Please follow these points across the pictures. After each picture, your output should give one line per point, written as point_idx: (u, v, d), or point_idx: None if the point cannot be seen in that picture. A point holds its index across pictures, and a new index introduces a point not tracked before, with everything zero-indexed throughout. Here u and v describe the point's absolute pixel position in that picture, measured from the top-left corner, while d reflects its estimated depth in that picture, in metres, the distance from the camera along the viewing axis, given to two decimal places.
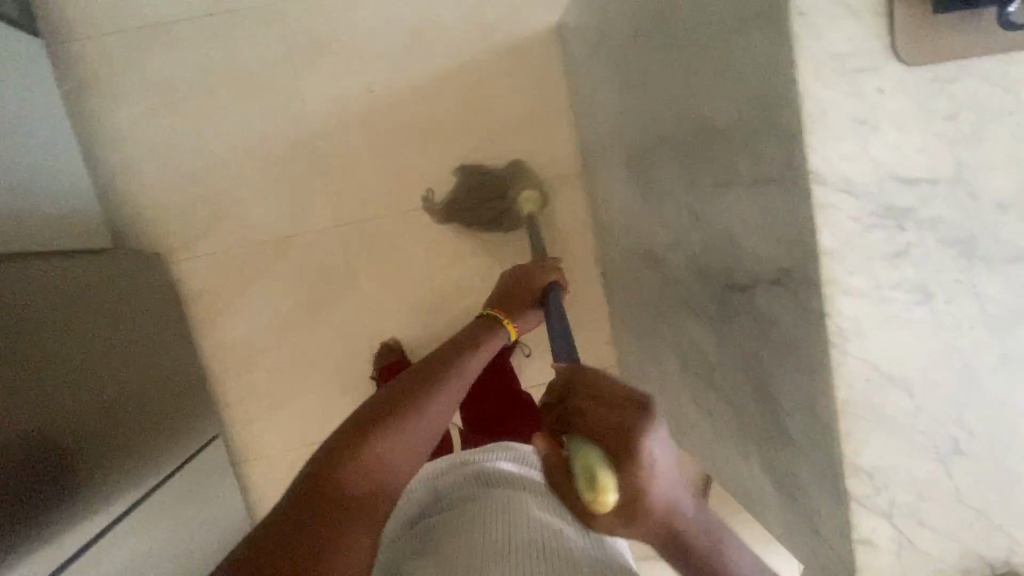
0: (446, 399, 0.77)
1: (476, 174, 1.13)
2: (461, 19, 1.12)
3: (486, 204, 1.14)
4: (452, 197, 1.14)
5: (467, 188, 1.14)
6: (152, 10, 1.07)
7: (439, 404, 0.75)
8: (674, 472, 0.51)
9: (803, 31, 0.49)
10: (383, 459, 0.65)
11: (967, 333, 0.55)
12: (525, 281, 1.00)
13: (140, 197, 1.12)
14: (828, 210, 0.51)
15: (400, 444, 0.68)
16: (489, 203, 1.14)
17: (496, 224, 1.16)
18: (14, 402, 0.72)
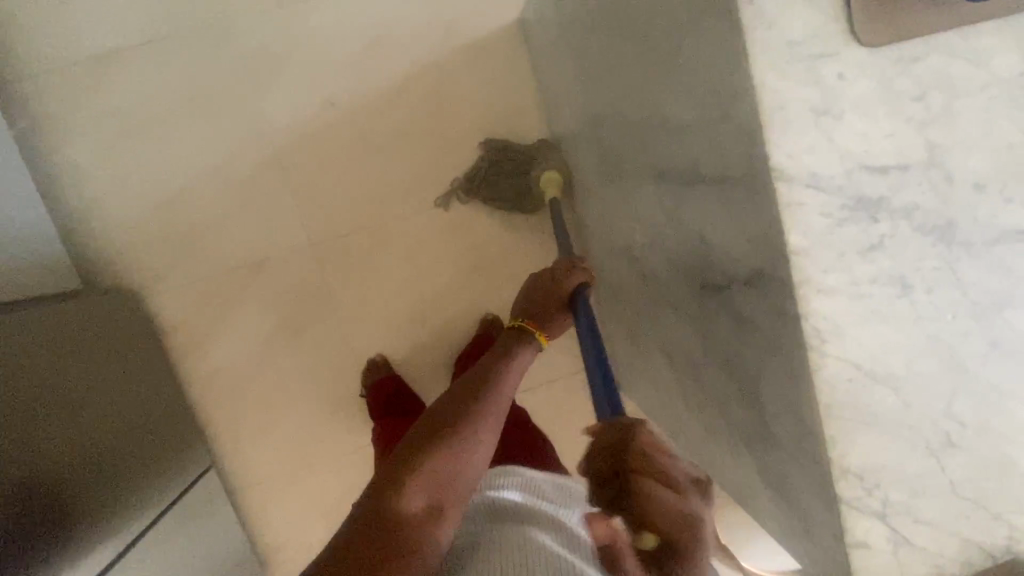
0: (491, 423, 0.75)
1: (502, 150, 1.10)
2: (418, 22, 1.09)
3: (509, 182, 1.10)
4: (475, 170, 1.11)
5: (491, 162, 1.10)
6: (99, 41, 1.03)
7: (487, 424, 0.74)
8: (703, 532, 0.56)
9: (753, 21, 0.46)
10: (435, 488, 0.66)
11: (951, 322, 0.52)
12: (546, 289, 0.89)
13: (106, 234, 1.08)
14: (795, 207, 0.48)
15: (451, 474, 0.68)
16: (512, 181, 1.10)
17: (516, 205, 1.12)
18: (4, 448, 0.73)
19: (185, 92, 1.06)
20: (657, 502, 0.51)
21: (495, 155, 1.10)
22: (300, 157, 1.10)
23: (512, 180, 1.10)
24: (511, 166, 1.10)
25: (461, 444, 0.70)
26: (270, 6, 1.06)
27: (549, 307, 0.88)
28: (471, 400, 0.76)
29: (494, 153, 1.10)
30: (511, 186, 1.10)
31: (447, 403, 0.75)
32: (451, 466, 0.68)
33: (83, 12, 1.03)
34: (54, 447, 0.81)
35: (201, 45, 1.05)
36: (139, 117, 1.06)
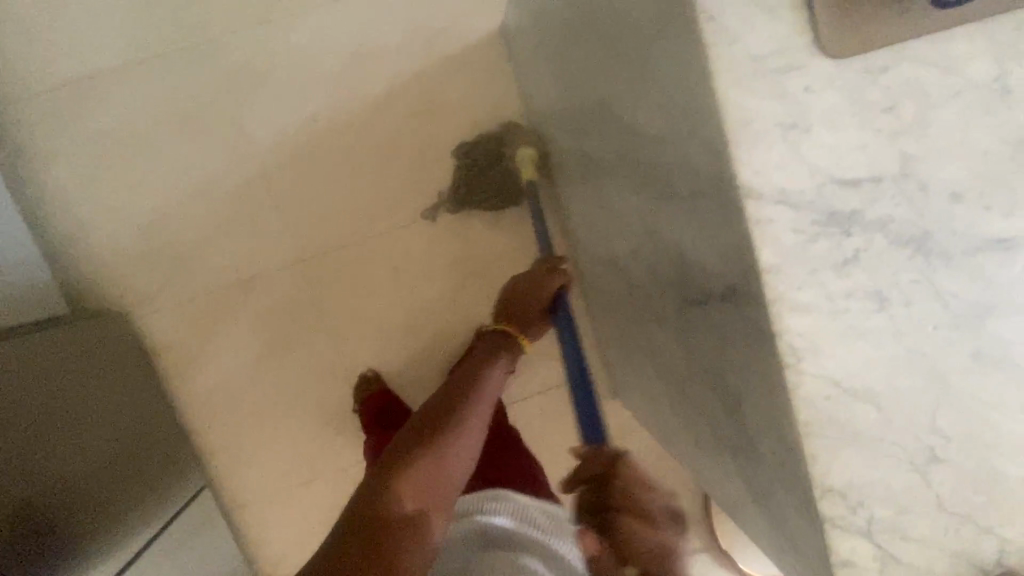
0: (476, 426, 0.76)
1: (469, 149, 1.09)
2: (398, 34, 1.08)
3: (490, 171, 1.09)
4: (454, 183, 1.10)
5: (466, 168, 1.09)
6: (78, 64, 1.03)
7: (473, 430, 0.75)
8: None
9: (716, 37, 0.45)
10: (424, 492, 0.65)
11: (932, 335, 0.51)
12: (530, 288, 0.96)
13: (90, 257, 1.07)
14: (765, 225, 0.47)
15: (437, 475, 0.67)
16: (492, 175, 1.09)
17: (504, 195, 1.10)
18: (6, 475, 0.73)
19: (166, 113, 1.05)
20: (635, 537, 0.62)
21: (474, 147, 1.09)
22: (284, 173, 1.09)
23: (494, 169, 1.09)
24: (492, 157, 1.09)
25: (448, 445, 0.70)
26: (249, 22, 1.05)
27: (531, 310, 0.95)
28: (455, 404, 0.77)
29: (473, 146, 1.09)
30: (493, 177, 1.09)
31: (431, 409, 0.76)
32: (439, 466, 0.68)
33: (60, 34, 1.02)
34: (43, 468, 0.79)
35: (180, 64, 1.04)
36: (121, 140, 1.05)
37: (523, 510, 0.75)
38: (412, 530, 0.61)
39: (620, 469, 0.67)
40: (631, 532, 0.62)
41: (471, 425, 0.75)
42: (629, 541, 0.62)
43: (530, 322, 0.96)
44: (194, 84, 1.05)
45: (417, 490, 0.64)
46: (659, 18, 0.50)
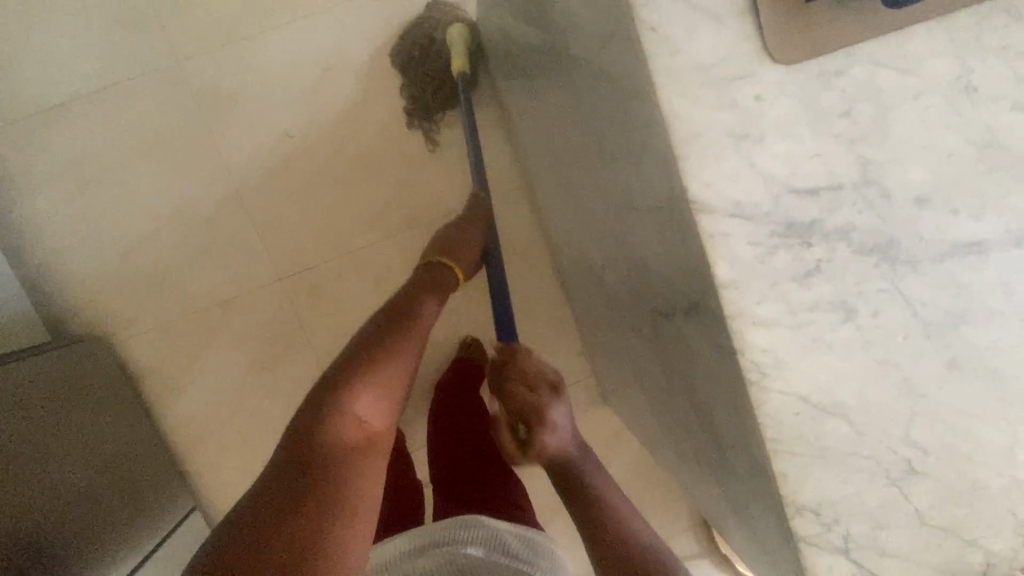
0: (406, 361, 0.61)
1: (400, 60, 1.05)
2: (369, 46, 1.07)
3: (422, 75, 1.05)
4: (409, 98, 1.07)
5: (410, 79, 1.06)
6: (51, 90, 1.03)
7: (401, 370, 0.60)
8: (573, 436, 0.67)
9: (658, 49, 0.44)
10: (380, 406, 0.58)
11: (903, 345, 0.49)
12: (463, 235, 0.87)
13: (71, 282, 1.07)
14: (720, 239, 0.46)
15: (373, 407, 0.57)
16: (433, 71, 1.04)
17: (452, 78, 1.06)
18: None
19: (140, 134, 1.05)
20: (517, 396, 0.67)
21: (406, 47, 1.04)
22: (260, 190, 1.08)
23: (429, 70, 1.04)
24: (425, 55, 1.04)
25: (393, 369, 0.60)
26: (218, 41, 1.04)
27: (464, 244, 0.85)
28: (395, 320, 0.65)
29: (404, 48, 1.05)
30: (427, 78, 1.05)
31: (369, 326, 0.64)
32: (375, 386, 0.58)
33: (31, 61, 1.02)
34: (11, 502, 0.76)
35: (153, 85, 1.04)
36: (96, 164, 1.05)
37: (498, 536, 0.76)
38: (363, 456, 0.54)
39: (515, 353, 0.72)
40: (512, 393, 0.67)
41: (400, 366, 0.60)
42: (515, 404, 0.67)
43: (466, 254, 0.84)
44: (167, 104, 1.05)
45: (369, 401, 0.57)
46: (605, 28, 0.49)
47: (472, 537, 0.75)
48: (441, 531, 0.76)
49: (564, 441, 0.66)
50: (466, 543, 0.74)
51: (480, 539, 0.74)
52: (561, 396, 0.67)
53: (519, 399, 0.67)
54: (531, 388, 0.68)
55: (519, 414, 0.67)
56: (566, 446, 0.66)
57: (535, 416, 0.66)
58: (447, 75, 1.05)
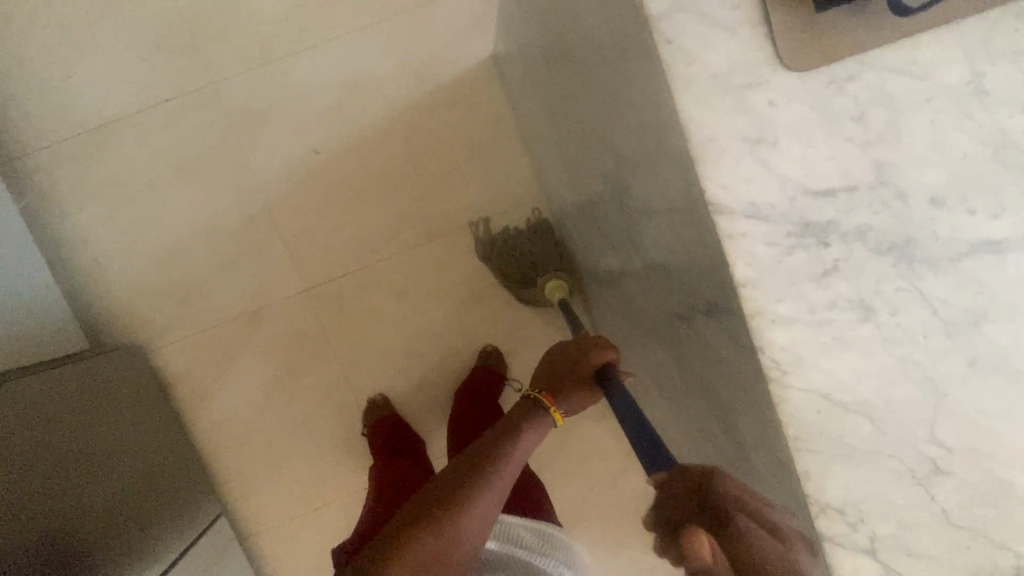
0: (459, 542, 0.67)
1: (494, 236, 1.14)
2: (394, 66, 1.11)
3: (518, 261, 1.10)
4: (487, 249, 1.13)
5: (500, 249, 1.12)
6: (97, 112, 1.09)
7: (456, 546, 0.67)
8: None
9: (675, 59, 0.46)
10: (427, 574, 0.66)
11: (924, 344, 0.49)
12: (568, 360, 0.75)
13: (111, 294, 1.12)
14: (738, 239, 0.47)
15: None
16: (523, 263, 1.11)
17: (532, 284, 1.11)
18: (28, 500, 0.75)
19: (178, 154, 1.10)
20: (752, 545, 0.49)
21: (511, 231, 1.13)
22: (289, 204, 1.13)
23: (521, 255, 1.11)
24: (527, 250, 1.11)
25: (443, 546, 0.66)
26: (252, 63, 1.09)
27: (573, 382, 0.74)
28: (463, 496, 0.67)
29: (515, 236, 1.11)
30: (517, 260, 1.11)
31: (439, 493, 0.68)
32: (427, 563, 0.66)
33: (76, 85, 1.08)
34: (56, 497, 0.80)
35: (190, 107, 1.09)
36: (137, 181, 1.10)
37: (511, 531, 0.79)
38: None
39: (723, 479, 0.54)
40: (745, 536, 0.50)
41: (454, 544, 0.66)
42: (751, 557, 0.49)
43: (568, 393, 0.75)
44: (204, 124, 1.10)
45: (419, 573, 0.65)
46: (623, 43, 0.52)
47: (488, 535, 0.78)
48: None
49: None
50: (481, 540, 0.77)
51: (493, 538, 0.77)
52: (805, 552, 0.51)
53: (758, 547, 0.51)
54: (770, 533, 0.51)
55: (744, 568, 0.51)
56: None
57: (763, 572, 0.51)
58: (534, 273, 1.10)
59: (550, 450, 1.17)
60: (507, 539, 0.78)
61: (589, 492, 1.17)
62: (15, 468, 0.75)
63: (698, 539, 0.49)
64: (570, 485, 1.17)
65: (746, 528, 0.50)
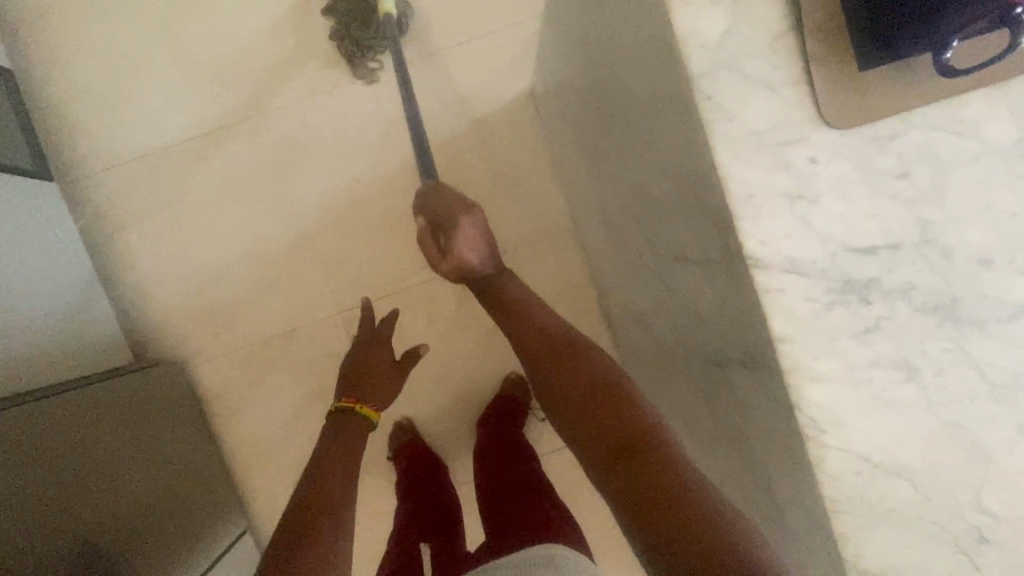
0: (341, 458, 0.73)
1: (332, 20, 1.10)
2: (432, 97, 1.14)
3: (357, 18, 1.09)
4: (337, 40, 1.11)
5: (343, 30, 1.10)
6: (151, 138, 1.15)
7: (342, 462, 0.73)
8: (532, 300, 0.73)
9: (713, 114, 0.47)
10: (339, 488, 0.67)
11: (970, 407, 0.48)
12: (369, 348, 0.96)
13: (155, 309, 1.17)
14: (776, 294, 0.47)
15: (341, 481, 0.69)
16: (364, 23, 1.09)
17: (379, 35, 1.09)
18: (69, 511, 0.79)
19: (224, 177, 1.15)
20: (437, 204, 0.77)
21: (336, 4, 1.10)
22: (326, 228, 1.16)
23: (355, 20, 1.09)
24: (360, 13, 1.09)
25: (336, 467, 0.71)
26: (299, 94, 1.14)
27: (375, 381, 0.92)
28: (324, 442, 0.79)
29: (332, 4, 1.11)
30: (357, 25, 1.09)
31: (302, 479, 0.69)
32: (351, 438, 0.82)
33: (136, 113, 1.15)
34: (95, 509, 0.83)
35: (238, 133, 1.15)
36: (185, 202, 1.16)
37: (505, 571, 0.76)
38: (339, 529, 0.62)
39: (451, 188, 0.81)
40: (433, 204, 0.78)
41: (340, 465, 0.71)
42: (438, 212, 0.77)
43: (370, 393, 0.90)
44: (249, 150, 1.15)
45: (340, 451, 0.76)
46: (661, 95, 0.53)
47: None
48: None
49: (471, 248, 0.75)
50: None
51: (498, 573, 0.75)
52: (473, 209, 0.75)
53: (446, 214, 0.75)
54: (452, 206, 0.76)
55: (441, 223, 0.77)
56: (477, 251, 0.75)
57: (447, 221, 0.75)
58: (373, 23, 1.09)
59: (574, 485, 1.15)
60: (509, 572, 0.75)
61: (612, 526, 1.16)
62: (58, 480, 0.79)
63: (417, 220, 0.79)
64: (592, 518, 1.16)
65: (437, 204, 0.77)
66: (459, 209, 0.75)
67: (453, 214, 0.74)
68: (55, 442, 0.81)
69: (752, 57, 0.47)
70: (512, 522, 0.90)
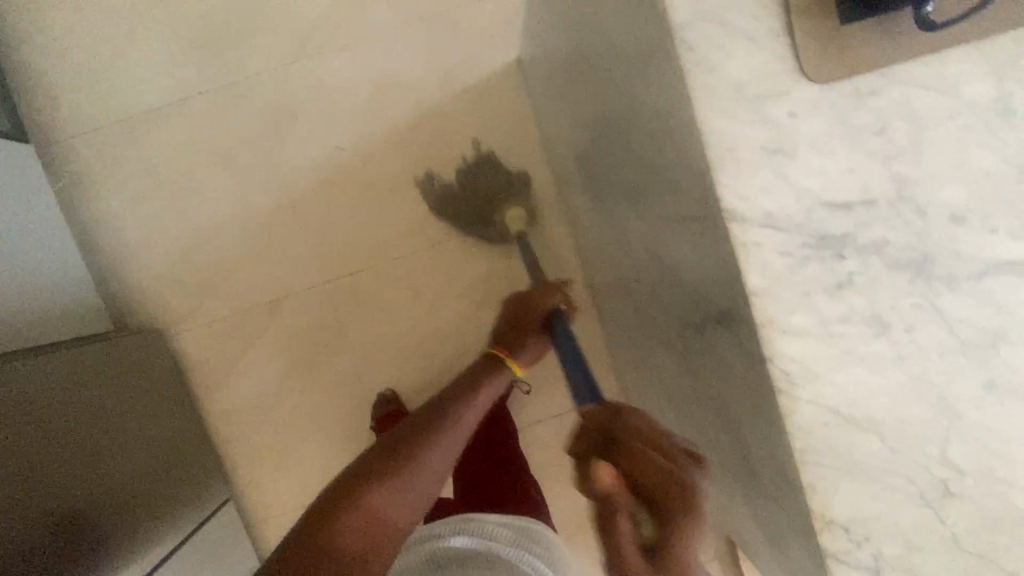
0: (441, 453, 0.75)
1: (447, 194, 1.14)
2: (420, 66, 1.12)
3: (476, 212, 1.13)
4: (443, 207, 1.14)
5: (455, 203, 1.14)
6: (130, 101, 1.12)
7: (442, 453, 0.76)
8: None
9: (696, 65, 0.47)
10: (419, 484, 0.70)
11: (938, 362, 0.48)
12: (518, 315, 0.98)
13: (136, 277, 1.15)
14: (752, 247, 0.47)
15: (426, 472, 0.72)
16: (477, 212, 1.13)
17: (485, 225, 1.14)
18: (51, 470, 0.79)
19: (207, 144, 1.13)
20: (647, 458, 0.50)
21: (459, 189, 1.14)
22: (311, 196, 1.15)
23: (471, 208, 1.13)
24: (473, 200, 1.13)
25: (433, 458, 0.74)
26: (283, 60, 1.12)
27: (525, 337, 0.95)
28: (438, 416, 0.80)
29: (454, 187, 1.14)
30: (471, 214, 1.14)
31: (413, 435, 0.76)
32: (394, 514, 0.66)
33: (114, 75, 1.12)
34: (78, 469, 0.83)
35: (220, 99, 1.12)
36: (166, 169, 1.14)
37: (506, 531, 0.85)
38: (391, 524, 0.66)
39: (626, 416, 0.55)
40: (641, 456, 0.50)
41: (440, 453, 0.75)
42: (647, 472, 0.50)
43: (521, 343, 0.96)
44: (232, 116, 1.13)
45: (372, 527, 0.64)
46: (645, 49, 0.52)
47: (461, 529, 0.83)
48: (465, 527, 0.84)
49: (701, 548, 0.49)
50: (448, 536, 0.83)
51: (504, 534, 0.84)
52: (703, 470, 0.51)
53: (675, 495, 0.48)
54: (667, 457, 0.50)
55: (653, 491, 0.49)
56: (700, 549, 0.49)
57: (682, 497, 0.48)
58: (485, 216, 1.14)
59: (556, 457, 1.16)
60: (515, 535, 0.85)
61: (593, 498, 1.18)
62: (41, 439, 0.79)
63: (601, 471, 0.48)
64: (573, 493, 1.15)
65: (639, 448, 0.51)
66: (688, 475, 0.49)
67: (683, 484, 0.48)
68: (39, 401, 0.81)
69: (734, 7, 0.46)
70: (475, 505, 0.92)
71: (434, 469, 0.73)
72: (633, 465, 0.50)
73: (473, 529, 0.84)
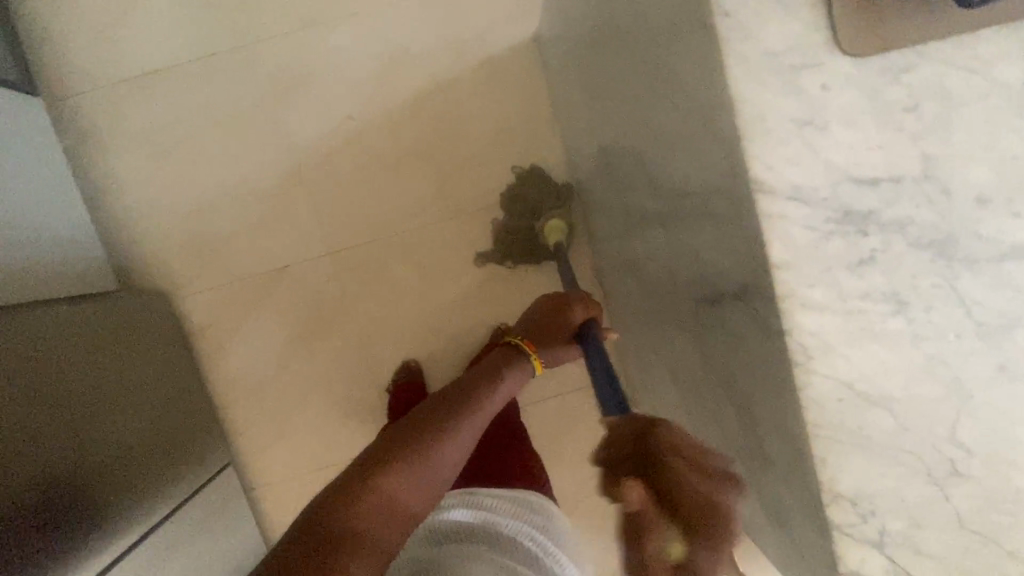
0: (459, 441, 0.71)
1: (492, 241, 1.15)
2: (436, 38, 1.11)
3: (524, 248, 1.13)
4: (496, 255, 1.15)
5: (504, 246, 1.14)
6: (141, 59, 1.11)
7: (461, 441, 0.71)
8: None
9: (731, 33, 0.46)
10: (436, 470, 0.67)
11: (953, 342, 0.49)
12: (551, 319, 0.96)
13: (142, 238, 1.15)
14: (778, 219, 0.48)
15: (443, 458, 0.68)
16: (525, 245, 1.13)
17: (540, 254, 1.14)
18: (55, 423, 0.79)
19: (217, 107, 1.12)
20: (686, 484, 0.50)
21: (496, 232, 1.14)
22: (321, 165, 1.14)
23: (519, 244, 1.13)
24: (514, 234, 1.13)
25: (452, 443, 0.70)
26: (298, 25, 1.10)
27: (552, 338, 0.95)
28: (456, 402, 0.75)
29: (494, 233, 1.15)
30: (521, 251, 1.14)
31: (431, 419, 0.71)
32: (408, 497, 0.63)
33: (125, 32, 1.10)
34: (82, 424, 0.84)
35: (232, 61, 1.11)
36: (175, 131, 1.12)
37: (503, 503, 0.85)
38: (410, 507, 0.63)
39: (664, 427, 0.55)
40: (684, 480, 0.50)
41: (459, 441, 0.71)
42: (690, 498, 0.49)
43: (548, 343, 0.95)
44: (244, 80, 1.11)
45: (386, 514, 0.60)
46: (676, 19, 0.52)
47: (460, 502, 0.83)
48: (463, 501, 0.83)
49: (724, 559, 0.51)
50: (448, 509, 0.81)
51: (504, 505, 0.85)
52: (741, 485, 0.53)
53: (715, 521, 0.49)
54: (705, 472, 0.52)
55: (697, 519, 0.48)
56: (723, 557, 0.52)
57: (722, 526, 0.48)
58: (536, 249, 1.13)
59: (556, 435, 1.17)
60: (514, 505, 0.86)
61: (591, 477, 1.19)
62: (46, 393, 0.79)
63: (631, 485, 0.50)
64: (571, 471, 1.16)
65: (680, 469, 0.51)
66: (724, 488, 0.52)
67: (716, 502, 0.49)
68: (44, 356, 0.81)
69: None
70: (475, 480, 0.92)
71: (453, 456, 0.70)
72: (680, 489, 0.49)
73: (473, 502, 0.83)
